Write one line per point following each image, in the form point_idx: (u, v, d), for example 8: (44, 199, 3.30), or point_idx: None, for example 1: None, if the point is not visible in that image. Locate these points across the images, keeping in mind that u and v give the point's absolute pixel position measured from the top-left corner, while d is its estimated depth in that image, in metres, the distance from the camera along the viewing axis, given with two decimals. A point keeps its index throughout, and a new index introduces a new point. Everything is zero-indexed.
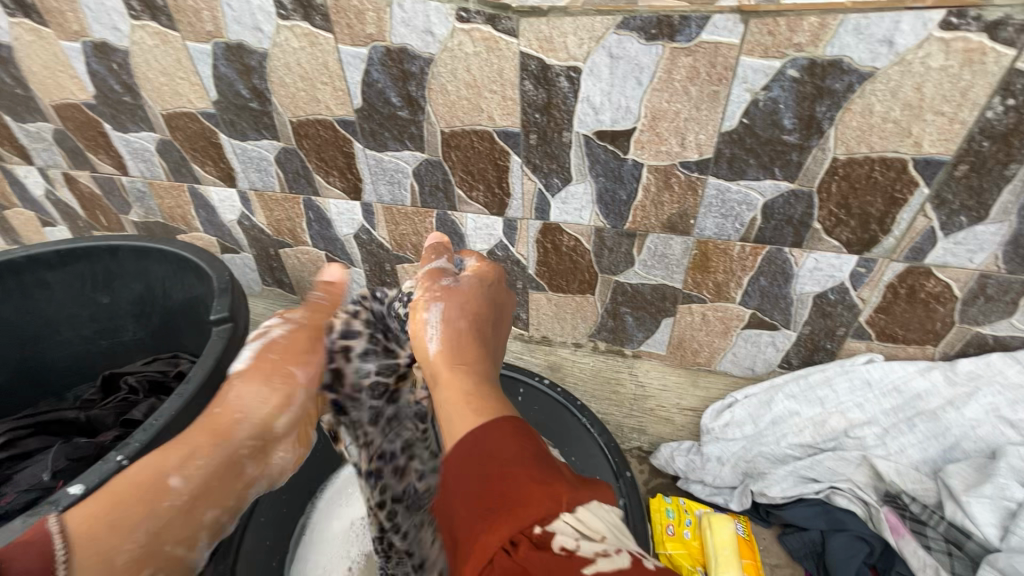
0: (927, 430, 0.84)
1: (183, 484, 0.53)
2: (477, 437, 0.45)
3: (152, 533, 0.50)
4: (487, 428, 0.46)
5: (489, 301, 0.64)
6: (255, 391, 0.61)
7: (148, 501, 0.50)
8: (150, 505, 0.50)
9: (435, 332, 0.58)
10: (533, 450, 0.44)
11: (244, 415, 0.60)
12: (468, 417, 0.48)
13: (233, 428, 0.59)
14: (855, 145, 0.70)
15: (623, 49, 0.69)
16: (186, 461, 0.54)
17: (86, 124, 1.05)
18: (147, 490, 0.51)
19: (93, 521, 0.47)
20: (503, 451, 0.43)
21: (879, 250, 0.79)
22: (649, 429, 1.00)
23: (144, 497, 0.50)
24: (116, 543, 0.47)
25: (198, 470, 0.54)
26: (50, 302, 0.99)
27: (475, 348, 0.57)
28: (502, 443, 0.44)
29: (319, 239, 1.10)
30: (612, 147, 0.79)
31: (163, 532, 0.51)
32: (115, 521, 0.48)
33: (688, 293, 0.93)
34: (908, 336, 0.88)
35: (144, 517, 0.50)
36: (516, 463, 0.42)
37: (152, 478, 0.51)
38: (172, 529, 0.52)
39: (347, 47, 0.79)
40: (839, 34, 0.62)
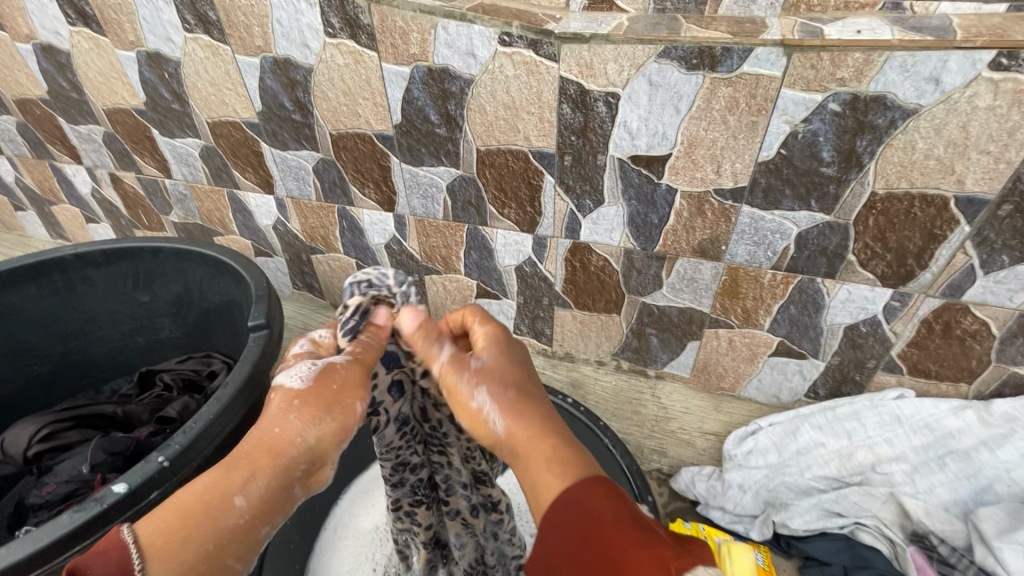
0: (958, 469, 0.82)
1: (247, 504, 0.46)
2: (568, 505, 0.41)
3: (215, 556, 0.44)
4: (576, 491, 0.41)
5: (521, 355, 0.55)
6: (312, 417, 0.50)
7: (213, 522, 0.44)
8: (216, 522, 0.44)
9: (491, 418, 0.49)
10: (628, 507, 0.40)
11: (297, 441, 0.49)
12: (554, 483, 0.43)
13: (289, 450, 0.49)
14: (896, 180, 0.69)
15: (663, 77, 0.70)
16: (249, 479, 0.47)
17: (135, 128, 1.09)
18: (210, 505, 0.45)
19: (162, 539, 0.42)
20: (598, 515, 0.39)
21: (915, 285, 0.78)
22: (670, 451, 0.99)
23: (208, 520, 0.44)
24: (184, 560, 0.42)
25: (263, 489, 0.47)
26: (93, 298, 1.03)
27: (535, 411, 0.49)
28: (597, 507, 0.40)
29: (351, 247, 1.12)
30: (646, 171, 0.80)
31: (228, 551, 0.45)
32: (181, 542, 0.43)
33: (716, 318, 0.93)
34: (941, 372, 0.86)
35: (211, 534, 0.44)
36: (618, 527, 0.38)
37: (215, 497, 0.45)
38: (237, 548, 0.45)
39: (390, 65, 0.81)
40: (884, 70, 0.61)
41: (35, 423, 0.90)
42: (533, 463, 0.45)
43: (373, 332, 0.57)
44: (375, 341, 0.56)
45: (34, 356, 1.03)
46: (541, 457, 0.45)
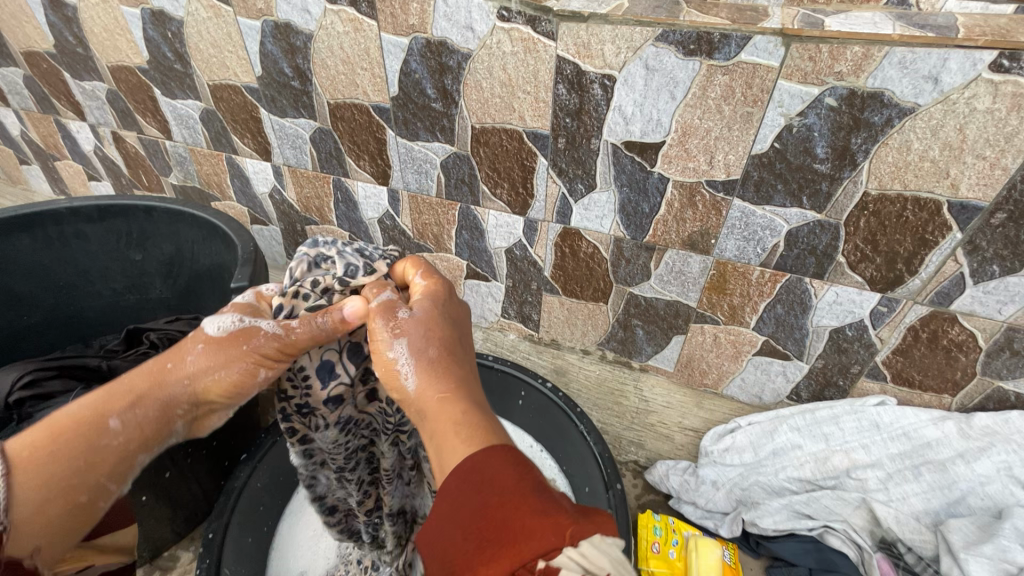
0: (932, 480, 0.81)
1: (122, 427, 0.49)
2: (473, 465, 0.40)
3: (85, 474, 0.46)
4: (482, 456, 0.41)
5: (453, 314, 0.54)
6: (212, 362, 0.52)
7: (87, 443, 0.46)
8: (91, 442, 0.47)
9: (409, 373, 0.49)
10: (533, 479, 0.40)
11: (193, 378, 0.52)
12: (460, 446, 0.42)
13: (177, 384, 0.52)
14: (889, 181, 0.68)
15: (659, 62, 0.69)
16: (131, 407, 0.49)
17: (138, 87, 1.10)
18: (87, 428, 0.47)
19: (35, 459, 0.44)
20: (501, 481, 0.39)
21: (903, 291, 0.77)
22: (648, 444, 0.99)
23: (85, 440, 0.46)
24: (59, 471, 0.45)
25: (146, 418, 0.50)
26: (86, 253, 1.04)
27: (452, 371, 0.49)
28: (500, 473, 0.39)
29: (345, 220, 1.12)
30: (639, 158, 0.79)
31: (102, 471, 0.48)
32: (49, 459, 0.44)
33: (702, 313, 0.92)
34: (925, 382, 0.85)
35: (85, 451, 0.46)
36: (517, 493, 0.38)
37: (92, 418, 0.47)
38: (109, 468, 0.48)
39: (389, 35, 0.81)
40: (882, 66, 0.60)
41: (19, 370, 0.91)
42: (443, 423, 0.45)
43: (326, 311, 0.54)
44: (329, 330, 0.53)
45: (25, 305, 1.04)
46: (452, 416, 0.45)
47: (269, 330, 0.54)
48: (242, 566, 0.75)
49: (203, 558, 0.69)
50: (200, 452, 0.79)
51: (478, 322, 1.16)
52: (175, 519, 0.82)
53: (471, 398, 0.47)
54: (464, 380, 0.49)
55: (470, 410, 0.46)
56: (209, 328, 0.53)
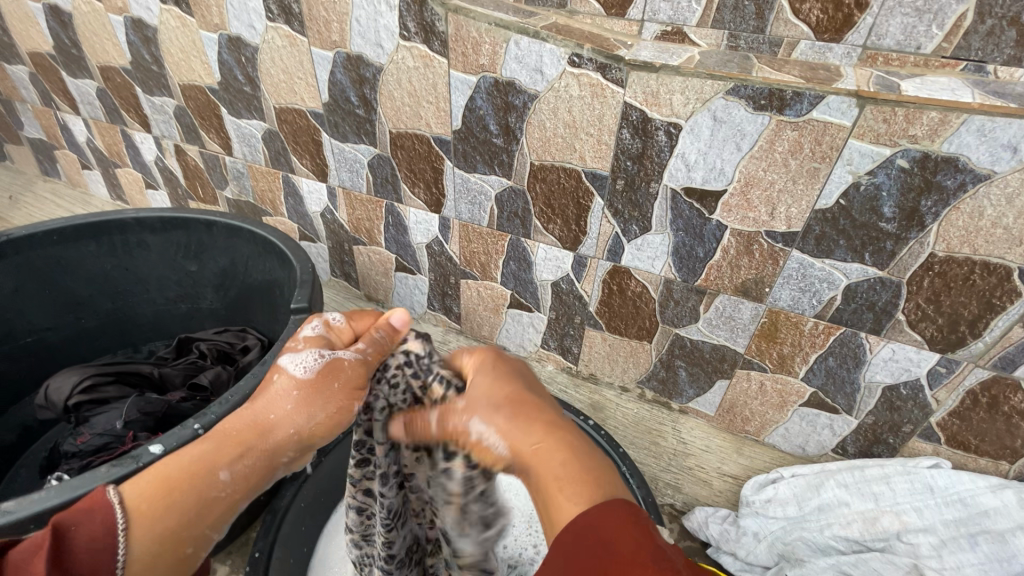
0: (990, 551, 0.77)
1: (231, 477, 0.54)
2: (577, 529, 0.39)
3: (193, 527, 0.52)
4: (590, 515, 0.39)
5: (515, 378, 0.54)
6: (309, 403, 0.58)
7: (198, 494, 0.52)
8: (202, 491, 0.52)
9: (493, 439, 0.50)
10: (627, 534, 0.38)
11: (295, 425, 0.58)
12: (568, 504, 0.41)
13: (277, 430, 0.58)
14: (957, 245, 0.68)
15: (729, 114, 0.70)
16: (239, 457, 0.55)
17: (206, 105, 1.14)
18: (201, 477, 0.53)
19: (152, 513, 0.49)
20: (601, 543, 0.37)
21: (965, 353, 0.75)
22: (685, 488, 0.97)
23: (194, 488, 0.52)
24: (169, 522, 0.50)
25: (244, 466, 0.55)
26: (146, 262, 1.08)
27: (535, 421, 0.48)
28: (604, 533, 0.38)
29: (393, 243, 1.14)
30: (698, 205, 0.79)
31: (206, 523, 0.52)
32: (165, 509, 0.50)
33: (750, 360, 0.91)
34: (982, 447, 0.83)
35: (195, 501, 0.52)
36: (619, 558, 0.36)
37: (202, 472, 0.53)
38: (213, 520, 0.53)
39: (458, 73, 0.83)
40: (960, 132, 0.60)
41: (77, 374, 0.95)
42: (538, 489, 0.45)
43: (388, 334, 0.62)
44: (386, 341, 0.62)
45: (84, 309, 1.07)
46: (549, 472, 0.44)
47: (353, 372, 0.60)
48: None
49: None
50: None
51: (517, 350, 1.17)
52: (217, 532, 0.82)
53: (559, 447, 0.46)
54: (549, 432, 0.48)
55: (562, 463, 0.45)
56: (293, 367, 0.59)
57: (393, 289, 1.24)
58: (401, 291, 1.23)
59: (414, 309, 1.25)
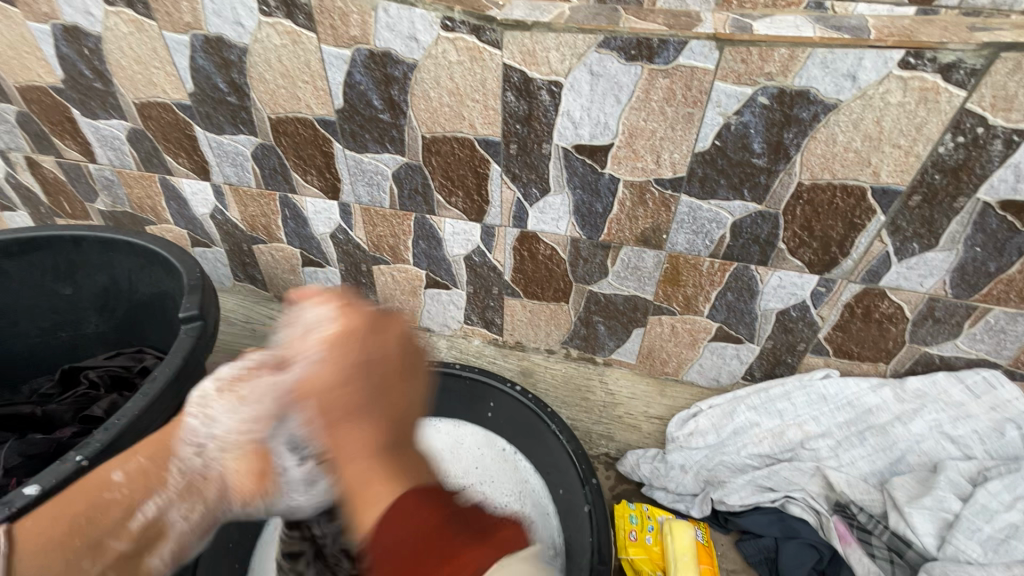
0: (876, 443, 0.89)
1: (121, 479, 0.63)
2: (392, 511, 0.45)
3: (92, 527, 0.60)
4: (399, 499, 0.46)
5: (418, 360, 0.57)
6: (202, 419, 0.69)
7: (94, 494, 0.61)
8: (92, 495, 0.61)
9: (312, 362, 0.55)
10: (439, 519, 0.43)
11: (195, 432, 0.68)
12: (381, 491, 0.48)
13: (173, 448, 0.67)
14: (819, 172, 0.73)
15: (603, 67, 0.71)
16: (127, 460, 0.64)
17: (53, 108, 1.01)
18: (90, 483, 0.62)
19: (40, 512, 0.58)
20: (409, 520, 0.44)
21: (838, 271, 0.83)
22: (616, 436, 1.05)
23: (88, 490, 0.61)
24: (59, 527, 0.58)
25: (136, 469, 0.64)
26: (7, 291, 0.96)
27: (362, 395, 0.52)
28: (414, 521, 0.44)
29: (295, 236, 1.09)
30: (590, 161, 0.81)
31: (97, 522, 0.60)
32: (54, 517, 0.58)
33: (659, 305, 0.96)
34: (863, 352, 0.92)
35: (85, 506, 0.60)
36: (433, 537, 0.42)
37: (96, 477, 0.62)
38: (108, 521, 0.61)
39: (330, 47, 0.79)
40: (807, 67, 0.65)
41: None
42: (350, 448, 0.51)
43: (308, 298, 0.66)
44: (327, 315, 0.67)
45: None
46: (359, 467, 0.50)
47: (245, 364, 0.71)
48: None
49: None
50: None
51: (442, 330, 1.16)
52: None
53: (370, 415, 0.52)
54: (354, 375, 0.53)
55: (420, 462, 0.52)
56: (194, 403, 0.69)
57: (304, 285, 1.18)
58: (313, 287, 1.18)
59: None
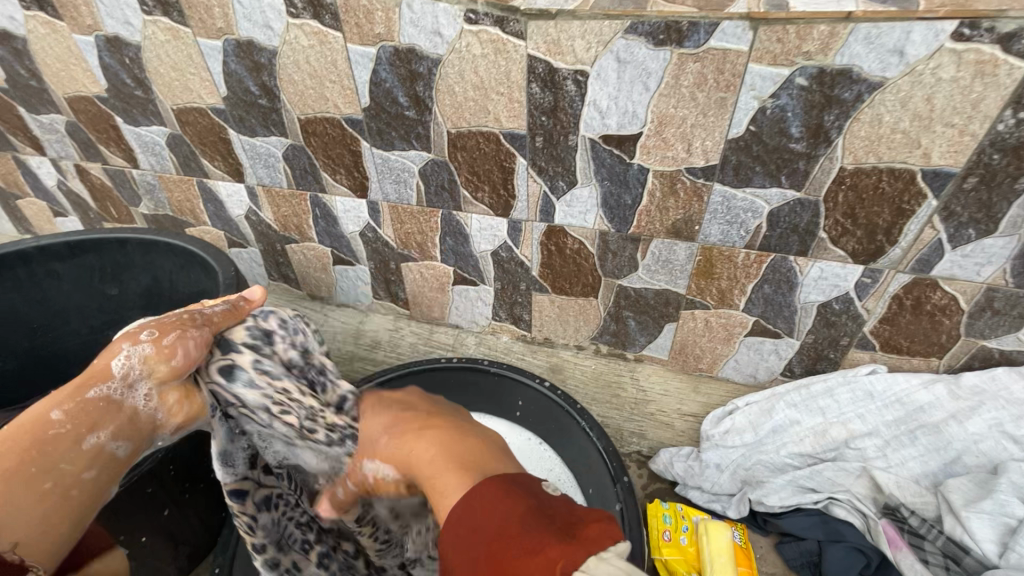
0: (928, 443, 0.83)
1: (63, 417, 0.55)
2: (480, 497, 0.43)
3: (48, 465, 0.53)
4: (472, 494, 0.44)
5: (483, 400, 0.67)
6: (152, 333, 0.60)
7: (30, 436, 0.53)
8: (35, 433, 0.54)
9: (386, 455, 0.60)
10: (522, 505, 0.41)
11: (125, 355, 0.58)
12: (453, 488, 0.46)
13: (107, 370, 0.58)
14: (864, 155, 0.69)
15: (631, 54, 0.69)
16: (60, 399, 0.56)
17: (98, 116, 1.06)
18: (31, 421, 0.54)
19: None
20: (475, 511, 0.42)
21: (885, 261, 0.78)
22: (649, 434, 0.99)
23: (29, 432, 0.53)
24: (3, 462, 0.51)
25: (75, 406, 0.56)
26: (60, 292, 1.01)
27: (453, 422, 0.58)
28: (486, 503, 0.43)
29: (325, 236, 1.10)
30: (618, 151, 0.79)
31: (47, 456, 0.54)
32: (1, 453, 0.52)
33: (692, 299, 0.93)
34: (913, 347, 0.87)
35: (31, 443, 0.53)
36: (508, 528, 0.40)
37: (35, 416, 0.54)
38: (57, 453, 0.54)
39: (356, 46, 0.79)
40: (849, 43, 0.61)
41: None
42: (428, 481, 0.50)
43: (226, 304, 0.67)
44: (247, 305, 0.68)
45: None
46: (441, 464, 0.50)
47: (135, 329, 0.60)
48: None
49: None
50: (199, 486, 0.79)
51: (470, 327, 1.16)
52: (178, 556, 0.80)
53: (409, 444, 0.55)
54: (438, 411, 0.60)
55: (478, 448, 0.51)
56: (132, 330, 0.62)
57: (335, 284, 1.20)
58: (344, 285, 1.20)
59: (360, 302, 1.22)
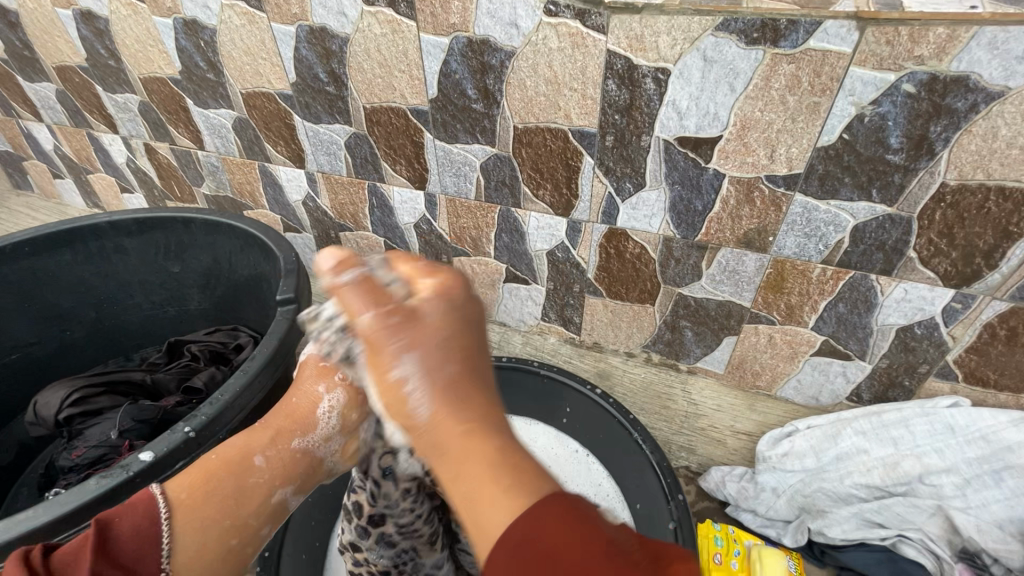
0: (1015, 486, 0.76)
1: (264, 463, 0.56)
2: (529, 523, 0.29)
3: (238, 514, 0.54)
4: (530, 515, 0.29)
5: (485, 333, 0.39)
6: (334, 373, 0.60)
7: (235, 479, 0.54)
8: (236, 477, 0.54)
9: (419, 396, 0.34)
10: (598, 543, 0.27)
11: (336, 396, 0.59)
12: (490, 508, 0.30)
13: (314, 417, 0.59)
14: (970, 171, 0.64)
15: (719, 52, 0.65)
16: (269, 444, 0.57)
17: (170, 98, 1.09)
18: (232, 464, 0.55)
19: (191, 482, 0.53)
20: (537, 536, 0.28)
21: (980, 286, 0.72)
22: (699, 449, 0.96)
23: (232, 474, 0.54)
24: (205, 518, 0.52)
25: (276, 453, 0.57)
26: (126, 267, 1.04)
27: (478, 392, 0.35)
28: (559, 540, 0.27)
29: (380, 225, 1.11)
30: (693, 154, 0.75)
31: (240, 512, 0.54)
32: (202, 497, 0.52)
33: (757, 313, 0.89)
34: (1001, 381, 0.81)
35: (231, 488, 0.54)
36: (574, 546, 0.27)
37: (236, 458, 0.55)
38: (247, 509, 0.54)
39: (428, 36, 0.78)
40: (969, 48, 0.56)
41: (68, 387, 0.91)
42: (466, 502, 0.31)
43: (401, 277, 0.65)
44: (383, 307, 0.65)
45: (67, 321, 1.04)
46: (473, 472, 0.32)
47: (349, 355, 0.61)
48: None
49: None
50: None
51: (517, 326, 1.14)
52: None
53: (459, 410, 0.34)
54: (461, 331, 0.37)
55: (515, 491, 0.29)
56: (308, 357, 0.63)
57: None
58: None
59: None
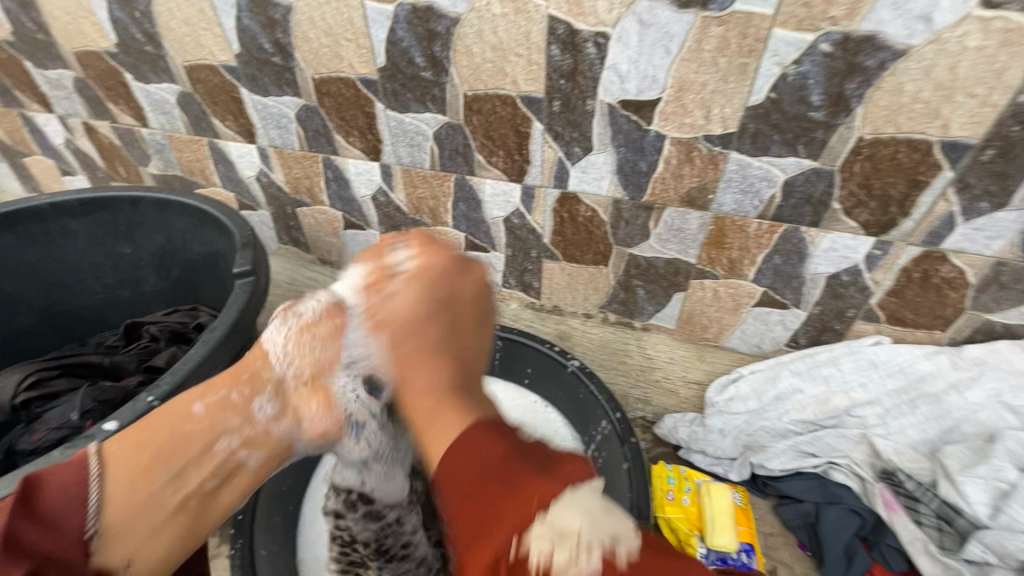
0: (928, 411, 0.87)
1: (202, 410, 0.62)
2: (462, 438, 0.53)
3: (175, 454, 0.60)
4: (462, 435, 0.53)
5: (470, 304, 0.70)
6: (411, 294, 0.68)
7: (175, 426, 0.61)
8: (175, 426, 0.61)
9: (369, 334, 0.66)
10: (502, 448, 0.51)
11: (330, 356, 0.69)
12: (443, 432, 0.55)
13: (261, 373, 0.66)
14: (882, 125, 0.69)
15: (653, 16, 0.68)
16: (208, 392, 0.63)
17: (107, 73, 1.04)
18: (174, 412, 0.61)
19: (126, 436, 0.59)
20: (474, 459, 0.51)
21: (896, 233, 0.79)
22: (654, 400, 1.04)
23: (169, 421, 0.61)
24: (139, 455, 0.58)
25: (216, 402, 0.63)
26: (74, 250, 1.01)
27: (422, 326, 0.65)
28: (484, 450, 0.51)
29: (337, 199, 1.11)
30: (635, 117, 0.79)
31: (174, 454, 0.60)
32: (132, 447, 0.59)
33: (702, 269, 0.94)
34: (917, 320, 0.88)
35: (169, 435, 0.60)
36: (495, 462, 0.50)
37: (178, 410, 0.62)
38: (185, 452, 0.60)
39: (373, 3, 0.78)
40: (876, 8, 0.60)
41: (23, 371, 0.90)
42: (426, 414, 0.58)
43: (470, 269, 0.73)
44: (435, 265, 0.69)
45: (15, 308, 1.02)
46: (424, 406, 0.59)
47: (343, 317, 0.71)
48: (276, 545, 0.78)
49: (236, 538, 0.76)
50: None
51: None
52: None
53: (448, 344, 0.65)
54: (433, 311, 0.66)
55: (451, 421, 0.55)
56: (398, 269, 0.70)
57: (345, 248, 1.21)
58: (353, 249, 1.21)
59: None
